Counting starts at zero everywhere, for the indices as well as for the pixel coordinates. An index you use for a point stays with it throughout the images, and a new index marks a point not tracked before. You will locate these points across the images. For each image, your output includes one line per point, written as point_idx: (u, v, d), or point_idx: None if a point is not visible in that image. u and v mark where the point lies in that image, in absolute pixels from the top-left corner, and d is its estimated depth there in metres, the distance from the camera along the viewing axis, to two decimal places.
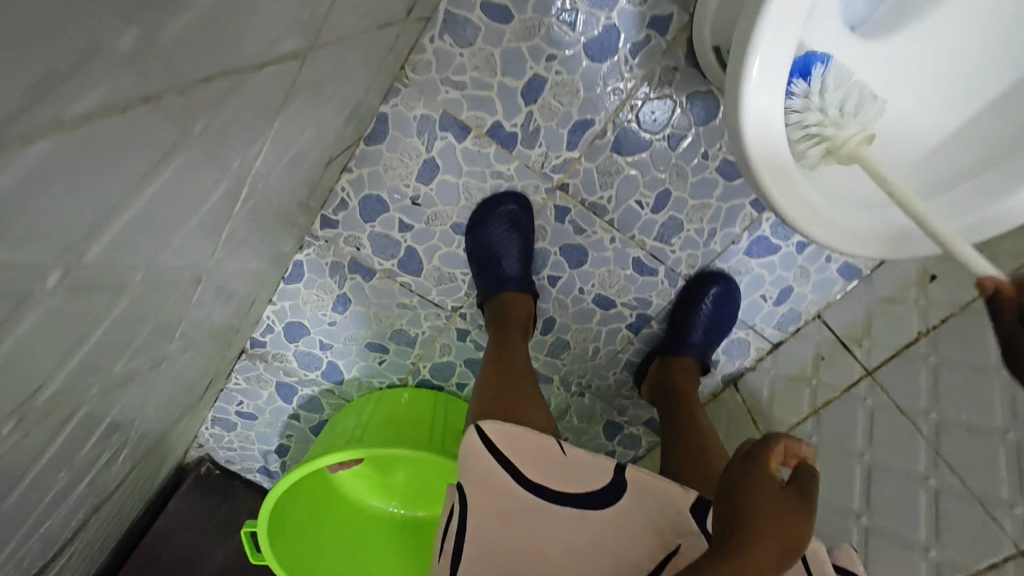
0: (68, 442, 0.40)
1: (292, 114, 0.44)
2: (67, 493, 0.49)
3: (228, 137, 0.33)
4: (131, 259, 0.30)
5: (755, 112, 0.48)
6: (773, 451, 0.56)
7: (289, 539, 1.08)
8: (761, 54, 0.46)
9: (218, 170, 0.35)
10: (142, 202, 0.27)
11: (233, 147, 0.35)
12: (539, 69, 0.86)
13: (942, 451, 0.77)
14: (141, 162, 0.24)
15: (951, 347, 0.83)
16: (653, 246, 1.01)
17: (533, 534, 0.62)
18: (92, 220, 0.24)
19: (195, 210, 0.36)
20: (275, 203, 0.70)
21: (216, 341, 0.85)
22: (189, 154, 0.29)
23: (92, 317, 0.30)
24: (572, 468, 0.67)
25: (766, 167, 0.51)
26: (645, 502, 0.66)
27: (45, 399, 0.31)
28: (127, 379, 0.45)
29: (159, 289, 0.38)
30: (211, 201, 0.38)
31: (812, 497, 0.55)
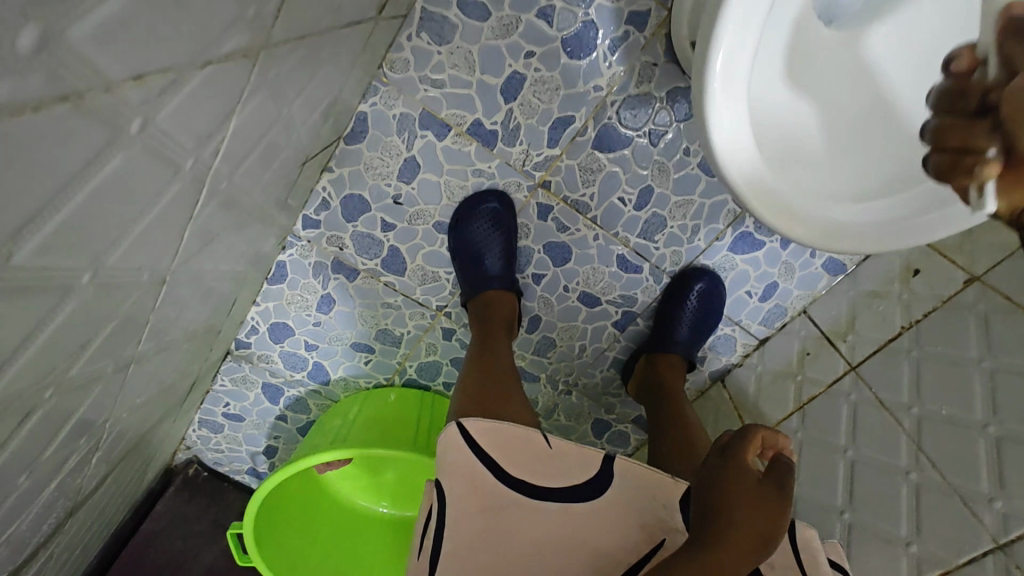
0: (25, 445, 0.40)
1: (251, 113, 0.44)
2: (34, 497, 0.48)
3: (176, 136, 0.33)
4: (75, 259, 0.30)
5: (721, 114, 0.48)
6: (751, 440, 0.58)
7: (273, 544, 1.07)
8: (723, 52, 0.46)
9: (169, 170, 0.35)
10: (78, 201, 0.27)
11: (183, 147, 0.35)
12: (518, 66, 0.86)
13: (923, 445, 0.77)
14: (70, 161, 0.24)
15: (934, 342, 0.83)
16: (637, 243, 1.01)
17: (515, 530, 0.62)
18: (17, 220, 0.23)
19: (146, 211, 0.35)
20: (247, 203, 0.70)
21: (196, 342, 0.85)
22: (130, 153, 0.29)
23: (32, 319, 0.30)
24: (556, 462, 0.67)
25: (735, 168, 0.51)
26: (631, 495, 0.66)
27: None
28: (89, 381, 0.45)
29: (115, 290, 0.38)
30: (166, 200, 0.37)
31: (789, 486, 0.56)
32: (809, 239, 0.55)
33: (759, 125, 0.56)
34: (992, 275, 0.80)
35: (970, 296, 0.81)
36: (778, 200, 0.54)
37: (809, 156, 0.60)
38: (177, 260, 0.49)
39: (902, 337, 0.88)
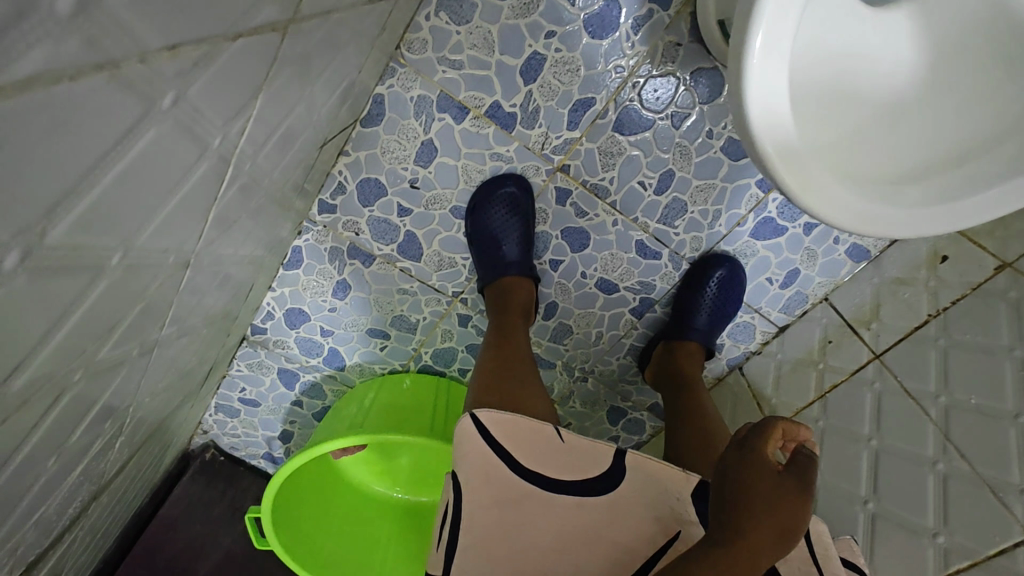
0: (52, 430, 0.39)
1: (276, 92, 0.43)
2: (60, 481, 0.48)
3: (205, 113, 0.32)
4: (106, 240, 0.29)
5: (761, 89, 0.46)
6: (770, 436, 0.55)
7: (292, 527, 1.08)
8: (763, 27, 0.44)
9: (197, 148, 0.34)
10: (109, 179, 0.26)
11: (212, 124, 0.34)
12: (538, 46, 0.84)
13: (951, 434, 0.76)
14: (103, 135, 0.23)
15: (963, 330, 0.81)
16: (656, 228, 0.99)
17: (530, 524, 0.61)
18: (52, 196, 0.22)
19: (174, 190, 0.34)
20: (266, 185, 0.69)
21: (214, 327, 0.85)
22: (162, 129, 0.28)
23: (63, 301, 0.29)
24: (569, 455, 0.66)
25: (771, 141, 0.48)
26: (642, 488, 0.65)
27: (21, 385, 0.30)
28: (115, 365, 0.44)
29: (142, 273, 0.37)
30: (193, 180, 0.36)
31: (811, 480, 0.53)
32: (849, 224, 0.52)
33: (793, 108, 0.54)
34: None
35: (1001, 284, 0.79)
36: (817, 181, 0.51)
37: (837, 146, 0.58)
38: (201, 243, 0.48)
39: (928, 325, 0.87)
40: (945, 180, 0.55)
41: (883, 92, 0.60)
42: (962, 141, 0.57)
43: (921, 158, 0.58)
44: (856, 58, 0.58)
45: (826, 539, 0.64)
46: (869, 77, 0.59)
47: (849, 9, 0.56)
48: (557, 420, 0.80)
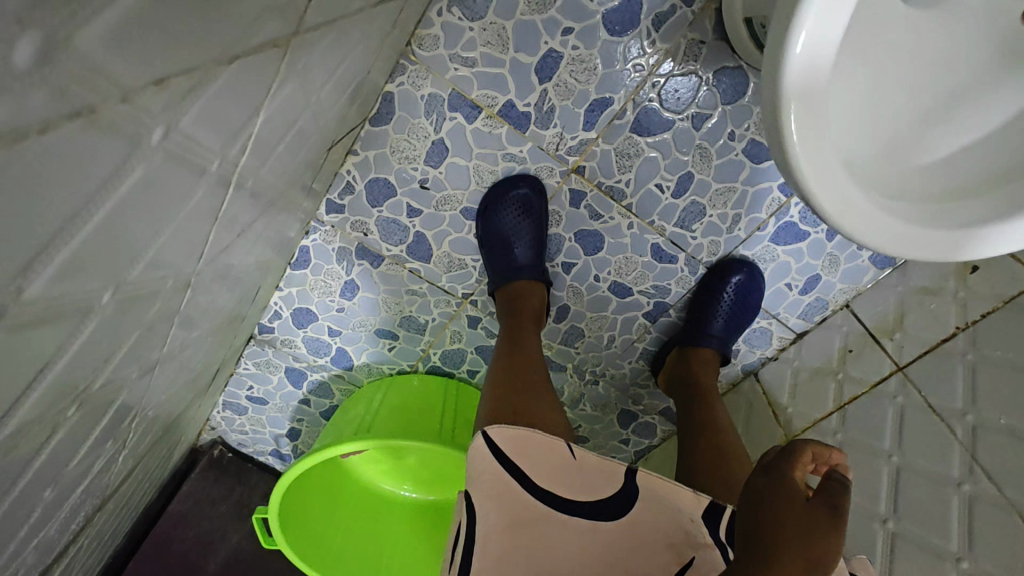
0: (48, 463, 0.38)
1: (279, 105, 0.40)
2: (60, 504, 0.47)
3: (202, 139, 0.30)
4: (94, 281, 0.27)
5: (796, 97, 0.44)
6: (798, 460, 0.51)
7: (298, 526, 1.08)
8: (806, 30, 0.42)
9: (193, 175, 0.32)
10: (95, 222, 0.24)
11: (209, 150, 0.31)
12: (554, 43, 0.80)
13: (978, 455, 0.73)
14: (85, 182, 0.21)
15: (994, 345, 0.78)
16: (673, 232, 0.96)
17: (541, 549, 0.59)
18: (29, 252, 0.20)
19: (170, 219, 0.32)
20: (272, 190, 0.67)
21: (220, 330, 0.83)
22: (152, 164, 0.26)
23: (49, 347, 0.27)
24: (582, 474, 0.64)
25: (800, 142, 0.46)
26: (657, 510, 0.63)
27: (8, 432, 0.29)
28: (113, 390, 0.43)
29: (138, 303, 0.35)
30: (190, 206, 0.34)
31: (844, 507, 0.46)
32: (877, 243, 0.50)
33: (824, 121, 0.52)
34: None
35: None
36: (845, 197, 0.49)
37: (860, 161, 0.56)
38: (203, 260, 0.46)
39: (956, 338, 0.83)
40: (986, 199, 0.51)
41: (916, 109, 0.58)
42: (1003, 161, 0.54)
43: (949, 178, 0.56)
44: (884, 72, 0.57)
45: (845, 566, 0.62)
46: (894, 95, 0.58)
47: (877, 22, 0.55)
48: (568, 432, 0.79)
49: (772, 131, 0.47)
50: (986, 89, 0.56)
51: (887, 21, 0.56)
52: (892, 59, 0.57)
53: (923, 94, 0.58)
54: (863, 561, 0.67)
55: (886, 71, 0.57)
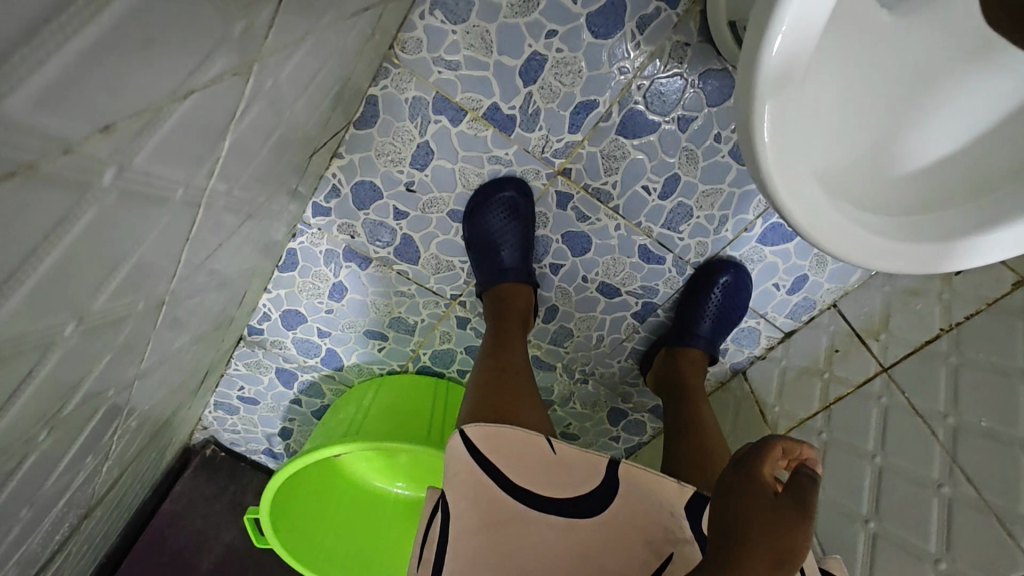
0: (21, 485, 0.38)
1: (247, 127, 0.40)
2: (41, 518, 0.48)
3: (160, 171, 0.29)
4: (54, 317, 0.28)
5: (768, 110, 0.44)
6: (768, 455, 0.51)
7: (290, 525, 1.10)
8: (780, 37, 0.41)
9: (156, 205, 0.32)
10: (47, 266, 0.24)
11: (170, 179, 0.31)
12: (538, 47, 0.80)
13: (958, 458, 0.74)
14: (31, 232, 0.21)
15: (977, 348, 0.78)
16: (660, 233, 0.96)
17: (517, 546, 0.60)
18: None
19: (134, 249, 0.32)
20: (254, 198, 0.67)
21: (207, 336, 0.84)
22: (106, 203, 0.26)
23: (14, 381, 0.28)
24: (561, 469, 0.65)
25: (771, 152, 0.46)
26: (636, 501, 0.64)
27: None
28: (94, 408, 0.43)
29: (107, 328, 0.36)
30: (156, 233, 0.34)
31: (811, 501, 0.46)
32: (843, 252, 0.50)
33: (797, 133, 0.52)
34: None
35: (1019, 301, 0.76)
36: (817, 210, 0.49)
37: (829, 173, 0.57)
38: (178, 278, 0.46)
39: (940, 339, 0.83)
40: (958, 212, 0.52)
41: (893, 119, 0.58)
42: (967, 179, 0.55)
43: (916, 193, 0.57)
44: (856, 85, 0.57)
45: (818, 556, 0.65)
46: (868, 107, 0.58)
47: (850, 37, 0.56)
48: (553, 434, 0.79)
49: (745, 139, 0.46)
50: (958, 107, 0.57)
51: (862, 33, 0.56)
52: (866, 71, 0.57)
53: (898, 106, 0.58)
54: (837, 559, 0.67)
55: (860, 83, 0.57)
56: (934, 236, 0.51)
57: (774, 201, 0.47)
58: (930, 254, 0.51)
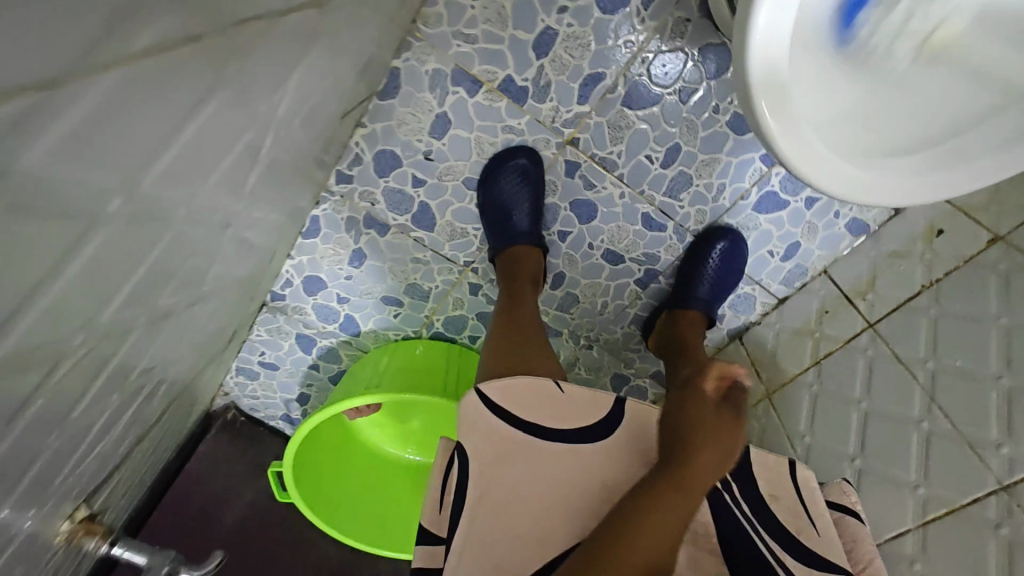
0: (103, 363, 0.44)
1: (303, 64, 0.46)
2: (106, 414, 0.53)
3: (237, 70, 0.35)
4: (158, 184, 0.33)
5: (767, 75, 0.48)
6: (710, 373, 0.64)
7: (314, 485, 1.17)
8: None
9: (232, 108, 0.37)
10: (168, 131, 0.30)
11: (241, 82, 0.37)
12: (550, 21, 0.86)
13: (936, 396, 0.80)
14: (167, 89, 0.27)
15: (954, 300, 0.85)
16: (662, 201, 1.03)
17: (525, 469, 0.65)
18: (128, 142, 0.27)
19: (211, 145, 0.38)
20: (291, 151, 0.73)
21: (239, 290, 0.90)
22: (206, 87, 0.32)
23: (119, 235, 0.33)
24: (570, 405, 0.72)
25: (771, 102, 0.50)
26: (638, 432, 0.71)
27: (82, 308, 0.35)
28: (162, 312, 0.49)
29: (177, 219, 0.41)
30: (229, 140, 0.40)
31: (739, 406, 0.64)
32: (837, 193, 0.55)
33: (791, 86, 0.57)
34: (1017, 236, 0.80)
35: (993, 256, 0.82)
36: (814, 155, 0.53)
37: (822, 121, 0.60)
38: (233, 203, 0.52)
39: (922, 295, 0.90)
40: (933, 152, 0.59)
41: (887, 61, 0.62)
42: (933, 123, 0.61)
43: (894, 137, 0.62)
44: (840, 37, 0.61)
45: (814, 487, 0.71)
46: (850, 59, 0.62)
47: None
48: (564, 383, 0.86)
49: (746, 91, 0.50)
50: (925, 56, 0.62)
51: None
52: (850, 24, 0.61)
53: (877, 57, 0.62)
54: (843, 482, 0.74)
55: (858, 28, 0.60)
56: (909, 176, 0.57)
57: (776, 146, 0.51)
58: (906, 191, 0.57)
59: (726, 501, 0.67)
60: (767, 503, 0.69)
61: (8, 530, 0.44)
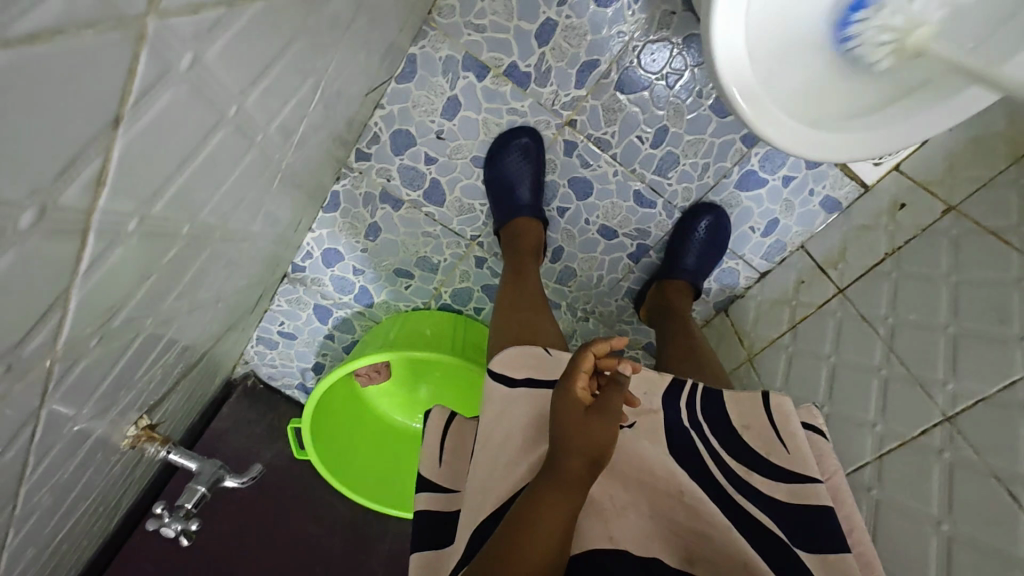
0: (187, 272, 0.54)
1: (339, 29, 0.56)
2: (172, 328, 0.62)
3: (303, 31, 0.45)
4: (246, 112, 0.44)
5: (724, 62, 0.63)
6: (577, 371, 0.63)
7: (331, 446, 1.25)
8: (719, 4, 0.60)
9: (297, 62, 0.48)
10: (256, 67, 0.40)
11: (305, 44, 0.47)
12: (551, 12, 0.97)
13: (894, 347, 0.90)
14: (259, 29, 0.37)
15: (912, 263, 0.94)
16: (652, 179, 1.12)
17: (518, 413, 0.78)
18: (231, 66, 0.37)
19: (280, 92, 0.48)
20: (325, 122, 0.83)
21: (271, 253, 1.00)
22: (283, 36, 0.42)
23: (218, 150, 0.43)
24: (556, 362, 0.85)
25: (730, 82, 0.64)
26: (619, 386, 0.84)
27: (189, 211, 0.44)
28: (224, 236, 0.59)
29: (251, 154, 0.51)
30: (290, 88, 0.50)
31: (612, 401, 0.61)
32: (797, 148, 0.68)
33: (769, 65, 0.69)
34: (967, 204, 0.89)
35: (946, 224, 0.92)
36: (774, 119, 0.66)
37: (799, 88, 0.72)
38: (283, 151, 0.62)
39: (886, 261, 0.99)
40: (893, 109, 0.69)
41: None
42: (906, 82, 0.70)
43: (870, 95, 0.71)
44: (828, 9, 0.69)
45: (789, 410, 0.78)
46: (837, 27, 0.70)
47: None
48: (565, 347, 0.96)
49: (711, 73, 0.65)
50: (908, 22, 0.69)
51: None
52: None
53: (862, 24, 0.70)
54: (814, 410, 0.83)
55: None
56: (863, 134, 0.69)
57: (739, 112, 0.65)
58: (859, 146, 0.69)
59: (694, 439, 0.78)
60: (740, 434, 0.79)
61: (101, 403, 0.54)
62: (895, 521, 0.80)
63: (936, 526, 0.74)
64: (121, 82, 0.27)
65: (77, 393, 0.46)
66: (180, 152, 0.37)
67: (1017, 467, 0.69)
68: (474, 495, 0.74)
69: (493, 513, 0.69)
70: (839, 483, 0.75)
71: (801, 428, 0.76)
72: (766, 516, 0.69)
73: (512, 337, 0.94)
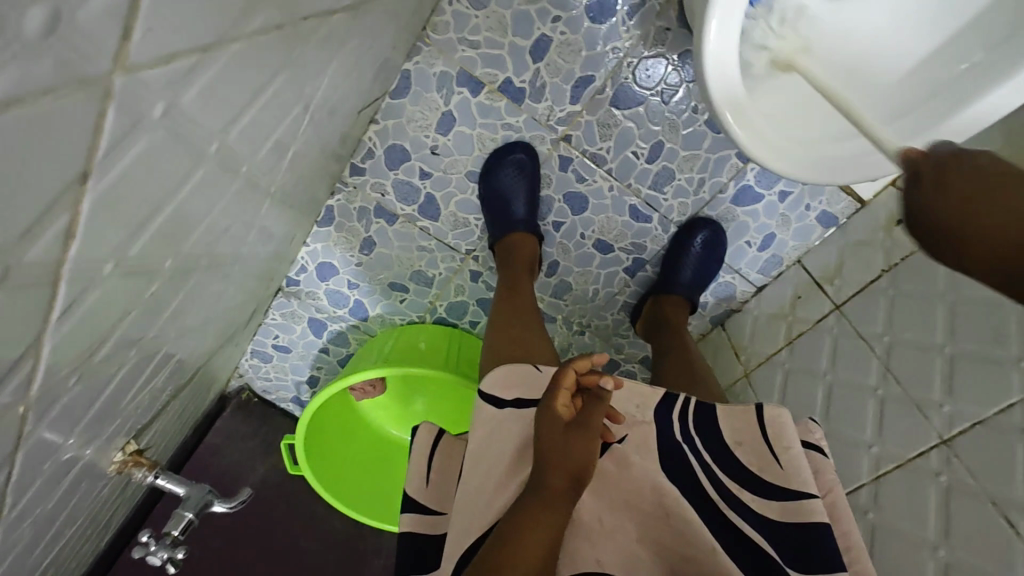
0: (173, 300, 0.53)
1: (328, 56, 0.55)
2: (159, 353, 0.62)
3: (288, 64, 0.45)
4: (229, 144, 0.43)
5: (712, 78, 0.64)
6: (559, 387, 0.64)
7: (325, 462, 1.24)
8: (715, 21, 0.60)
9: (282, 92, 0.47)
10: (238, 101, 0.40)
11: (290, 75, 0.47)
12: (546, 29, 0.96)
13: (891, 366, 0.89)
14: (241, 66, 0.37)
15: (907, 281, 0.93)
16: (648, 194, 1.12)
17: (508, 434, 0.77)
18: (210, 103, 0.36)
19: (266, 122, 0.48)
20: (317, 141, 0.83)
21: (263, 269, 0.99)
22: (268, 71, 0.42)
23: (198, 182, 0.42)
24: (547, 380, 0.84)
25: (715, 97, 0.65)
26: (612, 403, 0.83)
27: (170, 244, 0.44)
28: (212, 262, 0.58)
29: (237, 183, 0.50)
30: (275, 117, 0.50)
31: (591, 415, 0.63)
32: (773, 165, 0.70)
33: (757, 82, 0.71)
34: None
35: None
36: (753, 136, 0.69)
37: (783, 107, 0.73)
38: (273, 175, 0.62)
39: (882, 278, 0.99)
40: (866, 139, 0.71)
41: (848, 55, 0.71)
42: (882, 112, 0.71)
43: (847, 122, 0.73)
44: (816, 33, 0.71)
45: (785, 424, 0.76)
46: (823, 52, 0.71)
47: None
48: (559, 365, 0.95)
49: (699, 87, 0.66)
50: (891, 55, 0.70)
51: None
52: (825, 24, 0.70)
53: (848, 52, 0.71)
54: (813, 424, 0.81)
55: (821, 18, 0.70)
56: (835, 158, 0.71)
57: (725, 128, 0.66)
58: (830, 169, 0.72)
59: (687, 454, 0.77)
60: (734, 450, 0.78)
61: (85, 434, 0.53)
62: (891, 544, 0.79)
63: (934, 552, 0.75)
64: (89, 138, 0.27)
65: (62, 425, 0.46)
66: (158, 191, 0.37)
67: (1014, 494, 0.69)
68: (463, 517, 0.72)
69: (481, 536, 0.68)
70: (835, 498, 0.74)
71: (797, 442, 0.75)
72: (759, 535, 0.69)
73: (505, 355, 0.93)
